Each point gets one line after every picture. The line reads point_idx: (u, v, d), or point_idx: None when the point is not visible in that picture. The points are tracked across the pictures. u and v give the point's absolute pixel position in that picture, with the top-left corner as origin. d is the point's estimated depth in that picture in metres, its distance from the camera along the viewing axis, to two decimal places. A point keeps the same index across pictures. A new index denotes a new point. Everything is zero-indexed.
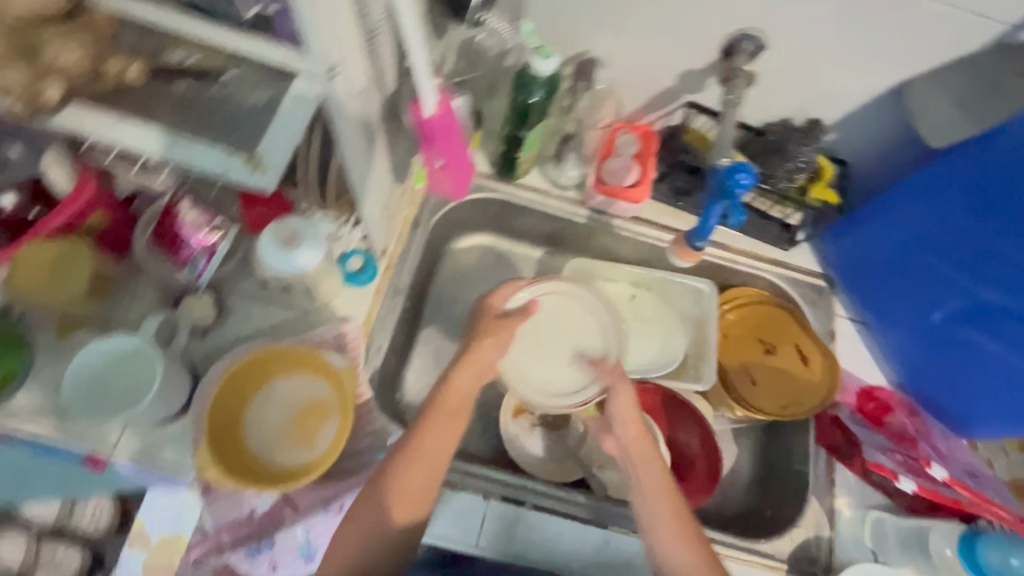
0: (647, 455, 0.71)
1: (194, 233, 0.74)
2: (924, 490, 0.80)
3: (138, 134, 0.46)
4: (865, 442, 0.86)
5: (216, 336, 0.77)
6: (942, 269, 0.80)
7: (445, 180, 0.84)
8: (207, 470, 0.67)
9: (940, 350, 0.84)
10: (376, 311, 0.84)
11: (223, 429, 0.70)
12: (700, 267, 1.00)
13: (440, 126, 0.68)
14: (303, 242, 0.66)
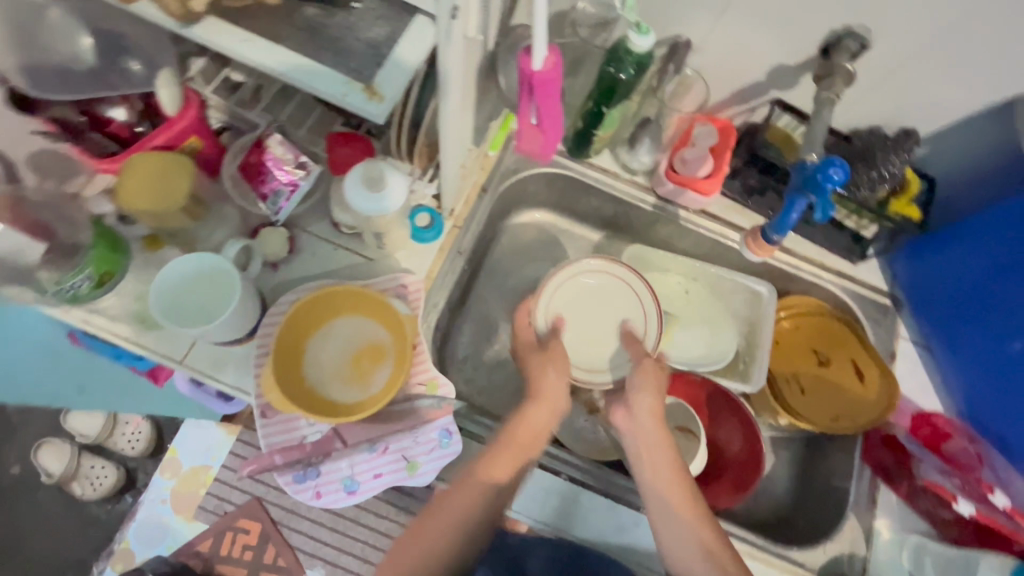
0: (657, 441, 0.71)
1: (279, 168, 0.77)
2: (982, 515, 0.78)
3: (261, 49, 0.48)
4: (921, 461, 0.84)
5: (287, 271, 0.80)
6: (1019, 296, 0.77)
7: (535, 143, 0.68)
8: (270, 392, 0.70)
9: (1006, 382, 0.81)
10: (438, 268, 0.85)
11: (286, 355, 0.72)
12: (761, 269, 0.98)
13: (545, 82, 0.54)
14: (389, 184, 0.67)
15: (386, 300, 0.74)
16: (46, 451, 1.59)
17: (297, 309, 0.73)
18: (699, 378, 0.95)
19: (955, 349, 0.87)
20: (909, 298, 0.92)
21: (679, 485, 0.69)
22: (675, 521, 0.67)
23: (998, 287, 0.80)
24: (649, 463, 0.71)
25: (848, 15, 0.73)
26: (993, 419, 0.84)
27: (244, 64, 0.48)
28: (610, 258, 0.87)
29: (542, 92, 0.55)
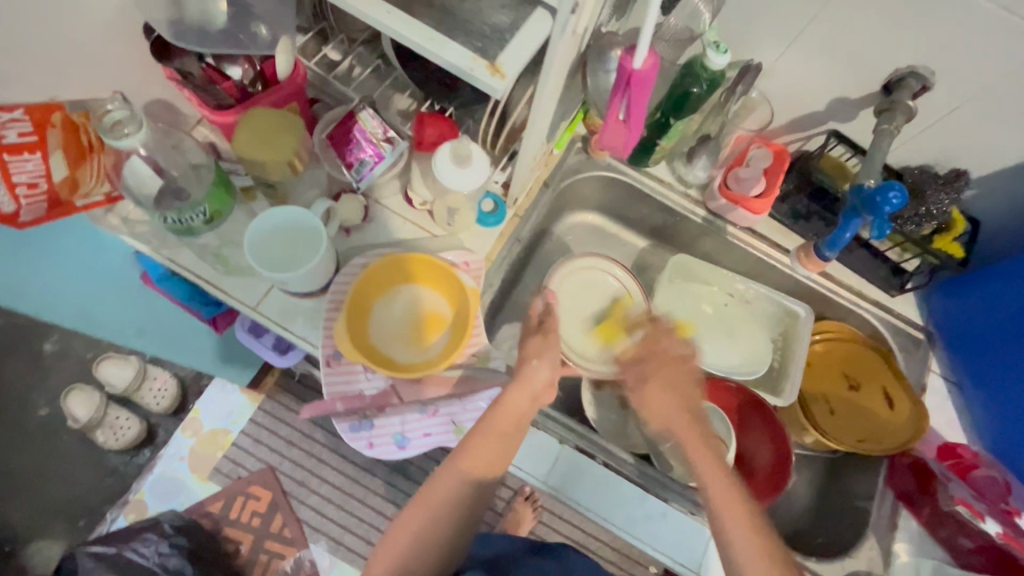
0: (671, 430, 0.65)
1: (366, 138, 0.82)
2: (1007, 536, 0.79)
3: (403, 25, 0.53)
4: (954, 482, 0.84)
5: (362, 237, 0.87)
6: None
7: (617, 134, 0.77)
8: (341, 342, 0.74)
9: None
10: (497, 252, 0.91)
11: (353, 317, 0.76)
12: (800, 292, 1.02)
13: (641, 80, 0.63)
14: (473, 165, 0.73)
15: (451, 268, 0.78)
16: (74, 398, 1.58)
17: (369, 271, 0.77)
18: (735, 386, 0.98)
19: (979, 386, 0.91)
20: (942, 334, 0.95)
21: None
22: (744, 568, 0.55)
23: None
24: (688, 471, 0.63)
25: (917, 55, 0.78)
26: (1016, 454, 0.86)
27: (384, 35, 0.53)
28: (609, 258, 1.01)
29: (637, 87, 0.64)
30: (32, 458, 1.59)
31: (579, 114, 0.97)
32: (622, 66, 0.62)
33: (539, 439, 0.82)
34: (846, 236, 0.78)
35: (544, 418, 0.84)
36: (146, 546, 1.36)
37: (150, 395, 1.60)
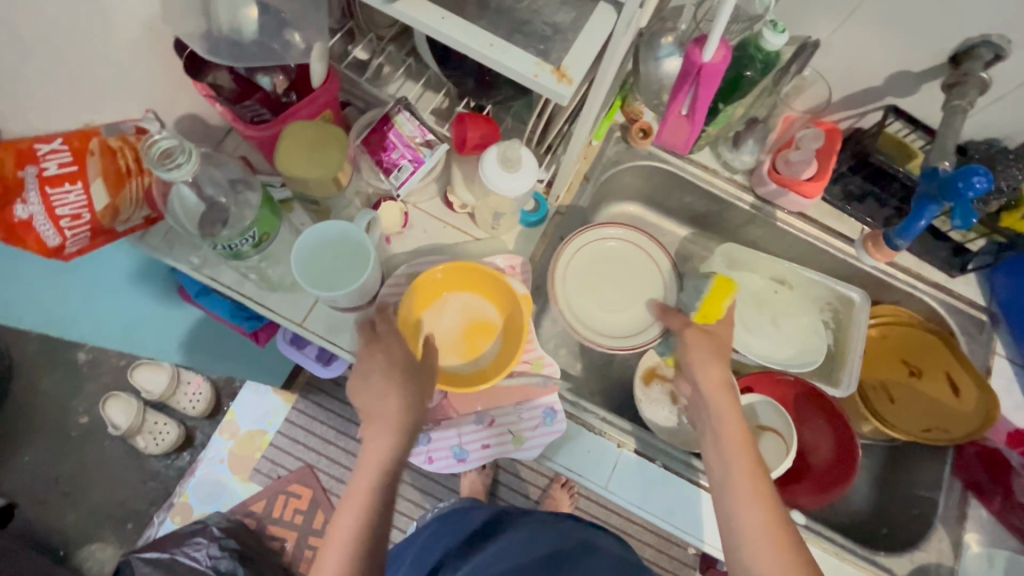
0: (728, 414, 0.66)
1: (406, 141, 0.79)
2: None
3: (465, 29, 0.50)
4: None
5: (403, 244, 0.84)
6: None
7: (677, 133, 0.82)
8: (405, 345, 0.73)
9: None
10: (541, 252, 0.88)
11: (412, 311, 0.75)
12: (854, 277, 0.98)
13: (710, 74, 0.67)
14: (522, 168, 0.70)
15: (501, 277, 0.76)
16: (113, 404, 1.58)
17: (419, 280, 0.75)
18: (792, 377, 0.94)
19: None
20: (1007, 314, 0.92)
21: None
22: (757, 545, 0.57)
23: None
24: (722, 446, 0.64)
25: (991, 23, 0.72)
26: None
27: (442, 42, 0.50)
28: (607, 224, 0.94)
29: (706, 79, 0.67)
30: (75, 465, 1.60)
31: (618, 102, 0.93)
32: (692, 59, 0.66)
33: (596, 444, 0.80)
34: (922, 224, 0.75)
35: (600, 421, 0.82)
36: (196, 549, 1.37)
37: (187, 400, 1.59)
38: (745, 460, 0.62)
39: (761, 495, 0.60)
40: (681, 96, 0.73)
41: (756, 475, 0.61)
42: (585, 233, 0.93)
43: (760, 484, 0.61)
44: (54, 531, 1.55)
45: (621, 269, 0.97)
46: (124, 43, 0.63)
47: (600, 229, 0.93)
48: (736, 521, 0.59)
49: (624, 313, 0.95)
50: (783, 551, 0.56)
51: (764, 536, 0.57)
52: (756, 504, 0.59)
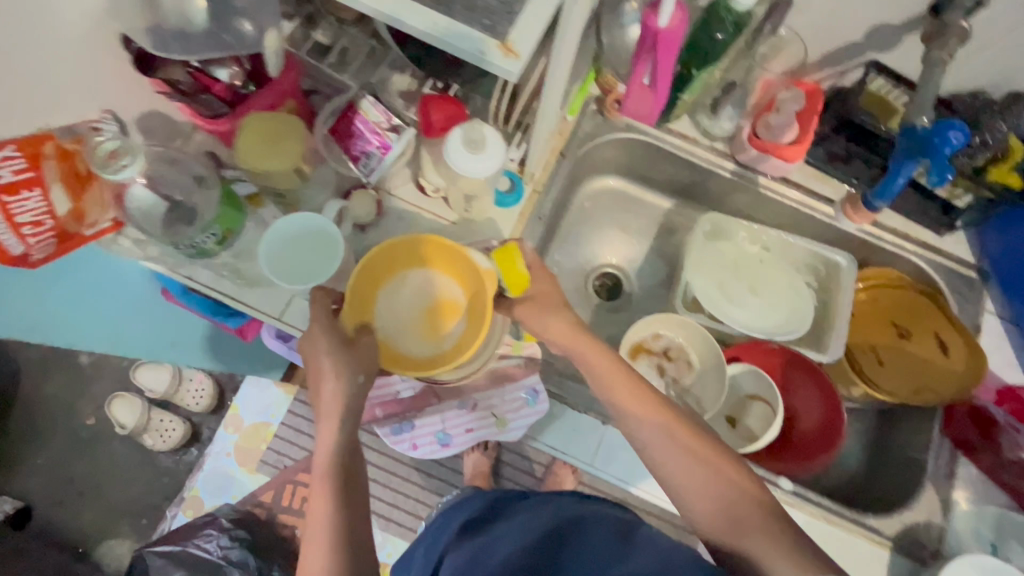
0: (586, 351, 0.70)
1: (371, 129, 0.78)
2: None
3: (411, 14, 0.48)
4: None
5: (378, 233, 0.83)
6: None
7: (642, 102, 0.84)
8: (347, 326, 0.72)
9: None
10: (519, 233, 0.87)
11: (362, 298, 0.74)
12: (841, 241, 0.96)
13: (667, 38, 0.70)
14: (487, 149, 0.69)
15: (461, 250, 0.74)
16: (119, 403, 1.62)
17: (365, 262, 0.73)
18: (778, 346, 0.94)
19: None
20: (998, 271, 0.90)
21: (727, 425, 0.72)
22: (671, 457, 0.63)
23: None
24: (603, 384, 0.69)
25: None
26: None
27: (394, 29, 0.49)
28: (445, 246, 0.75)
29: (665, 44, 0.71)
30: (86, 466, 1.63)
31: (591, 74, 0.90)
32: (648, 24, 0.70)
33: (581, 421, 0.79)
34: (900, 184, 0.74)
35: (583, 398, 0.81)
36: (209, 541, 1.40)
37: (189, 398, 1.62)
38: (622, 381, 0.68)
39: (659, 410, 0.66)
40: (642, 64, 0.77)
41: (632, 389, 0.68)
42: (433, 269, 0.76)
43: (645, 405, 0.66)
44: (71, 530, 1.58)
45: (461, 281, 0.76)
46: (74, 45, 0.62)
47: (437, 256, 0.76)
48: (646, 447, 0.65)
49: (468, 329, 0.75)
50: (693, 448, 0.63)
51: (665, 445, 0.64)
52: (650, 417, 0.66)
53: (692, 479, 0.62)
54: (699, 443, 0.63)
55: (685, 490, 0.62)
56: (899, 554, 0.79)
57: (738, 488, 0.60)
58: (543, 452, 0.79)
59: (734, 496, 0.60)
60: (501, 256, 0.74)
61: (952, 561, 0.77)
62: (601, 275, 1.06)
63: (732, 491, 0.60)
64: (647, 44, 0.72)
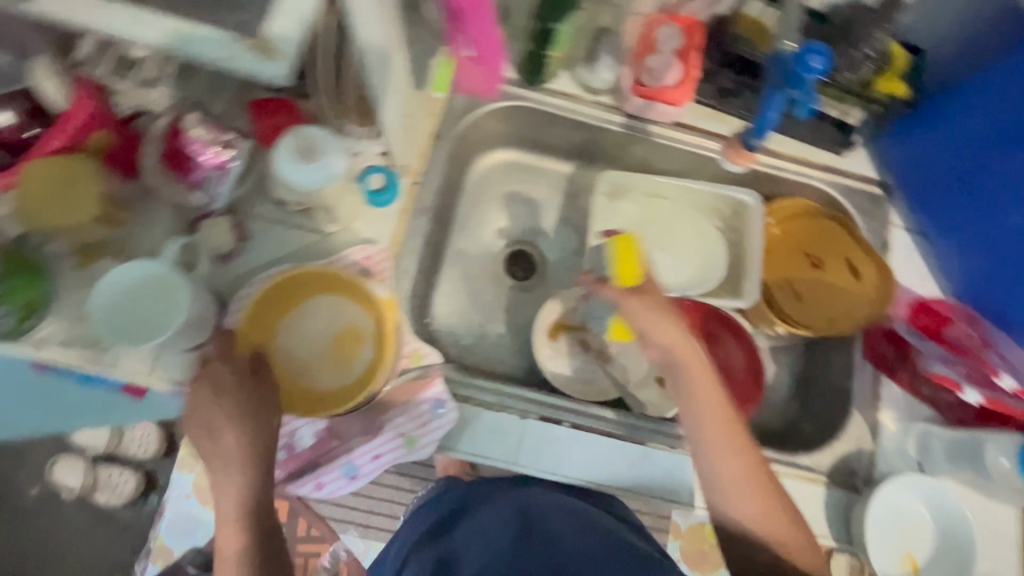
0: (715, 387, 0.70)
1: (203, 151, 0.70)
2: (990, 402, 0.76)
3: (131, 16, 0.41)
4: (925, 352, 0.81)
5: (242, 262, 0.75)
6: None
7: (475, 74, 0.81)
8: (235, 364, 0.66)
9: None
10: (402, 231, 0.80)
11: (262, 337, 0.69)
12: (744, 178, 0.92)
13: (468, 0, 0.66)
14: (323, 153, 0.61)
15: (359, 282, 0.72)
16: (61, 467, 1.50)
17: (259, 299, 0.70)
18: (692, 302, 0.89)
19: (976, 223, 0.80)
20: (902, 183, 0.88)
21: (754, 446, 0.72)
22: (737, 494, 0.69)
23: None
24: (695, 418, 0.70)
25: None
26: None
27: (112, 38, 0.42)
28: (341, 279, 0.72)
29: (470, 8, 0.67)
30: (29, 542, 1.52)
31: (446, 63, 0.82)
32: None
33: (500, 420, 0.75)
34: (771, 118, 0.70)
35: (499, 396, 0.77)
36: None
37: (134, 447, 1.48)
38: (721, 410, 0.70)
39: (741, 451, 0.69)
40: (459, 38, 0.73)
41: (730, 427, 0.69)
42: (327, 301, 0.72)
43: (740, 448, 0.69)
44: None
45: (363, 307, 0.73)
46: None
47: (337, 286, 0.72)
48: (723, 476, 0.69)
49: (373, 353, 0.71)
50: (757, 489, 0.68)
51: (743, 482, 0.68)
52: (732, 461, 0.68)
53: (744, 511, 0.69)
54: (766, 504, 0.68)
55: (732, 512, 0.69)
56: (834, 486, 0.79)
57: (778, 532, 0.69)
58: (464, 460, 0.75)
59: (773, 531, 0.68)
60: (620, 244, 0.77)
61: (883, 484, 0.77)
62: (514, 255, 0.99)
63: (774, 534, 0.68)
64: (456, 11, 0.68)
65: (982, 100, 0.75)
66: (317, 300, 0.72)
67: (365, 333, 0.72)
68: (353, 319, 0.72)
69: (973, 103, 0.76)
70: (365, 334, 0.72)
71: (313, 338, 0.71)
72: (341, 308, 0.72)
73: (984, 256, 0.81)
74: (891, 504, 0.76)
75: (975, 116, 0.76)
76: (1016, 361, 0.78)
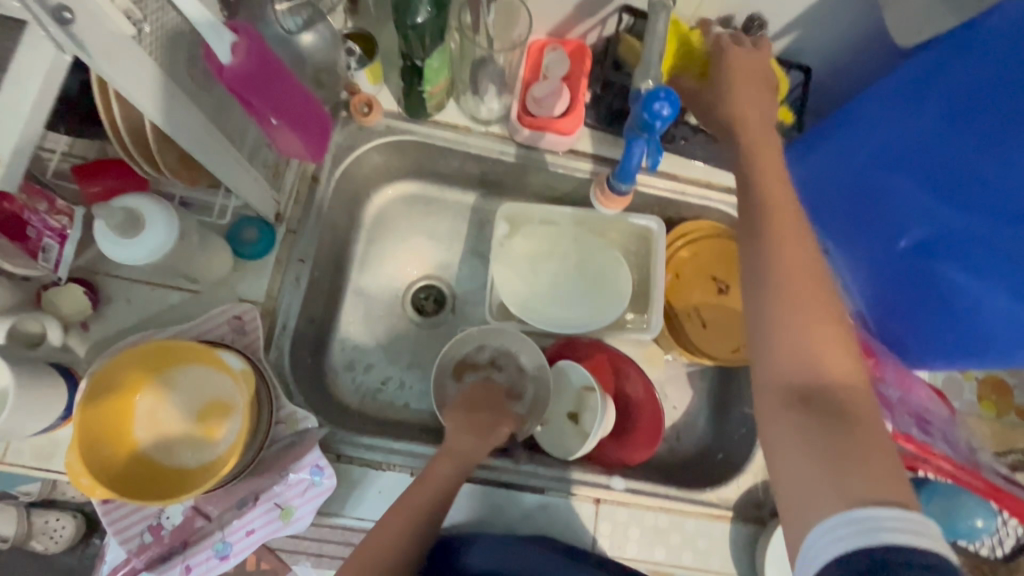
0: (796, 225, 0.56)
1: (37, 216, 0.63)
2: None
3: None
4: None
5: (100, 328, 0.70)
6: (972, 143, 0.64)
7: (295, 141, 0.61)
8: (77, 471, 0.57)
9: (929, 284, 0.70)
10: (280, 284, 0.75)
11: (96, 436, 0.60)
12: (647, 203, 0.89)
13: (250, 75, 0.49)
14: (146, 224, 0.56)
15: (215, 350, 0.65)
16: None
17: (104, 373, 0.60)
18: (590, 338, 0.90)
19: (862, 244, 0.76)
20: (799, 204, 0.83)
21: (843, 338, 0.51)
22: (793, 330, 0.51)
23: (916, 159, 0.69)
24: (774, 266, 0.54)
25: None
26: (919, 328, 0.74)
27: None
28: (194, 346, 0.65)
29: (252, 87, 0.50)
30: None
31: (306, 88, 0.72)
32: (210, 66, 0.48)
33: (389, 480, 0.72)
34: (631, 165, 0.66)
35: (388, 454, 0.73)
36: None
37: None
38: (811, 278, 0.53)
39: (814, 282, 0.53)
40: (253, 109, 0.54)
41: (815, 290, 0.52)
42: (184, 370, 0.66)
43: (809, 275, 0.53)
44: None
45: (222, 374, 0.67)
46: None
47: (193, 356, 0.65)
48: (773, 257, 0.54)
49: (236, 423, 0.67)
50: (832, 328, 0.51)
51: (804, 308, 0.52)
52: (806, 322, 0.51)
53: (792, 337, 0.51)
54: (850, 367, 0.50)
55: (771, 328, 0.52)
56: (741, 522, 0.78)
57: (831, 368, 0.50)
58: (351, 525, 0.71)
59: (822, 366, 0.50)
60: None
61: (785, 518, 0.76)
62: (422, 291, 0.95)
63: (827, 358, 0.50)
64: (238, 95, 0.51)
65: (876, 118, 0.72)
66: (168, 370, 0.66)
67: (226, 402, 0.67)
68: (213, 387, 0.67)
69: (872, 118, 0.72)
70: (227, 404, 0.67)
71: (167, 412, 0.66)
72: (198, 378, 0.67)
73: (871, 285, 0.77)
74: None
75: (872, 131, 0.73)
76: (897, 398, 0.75)
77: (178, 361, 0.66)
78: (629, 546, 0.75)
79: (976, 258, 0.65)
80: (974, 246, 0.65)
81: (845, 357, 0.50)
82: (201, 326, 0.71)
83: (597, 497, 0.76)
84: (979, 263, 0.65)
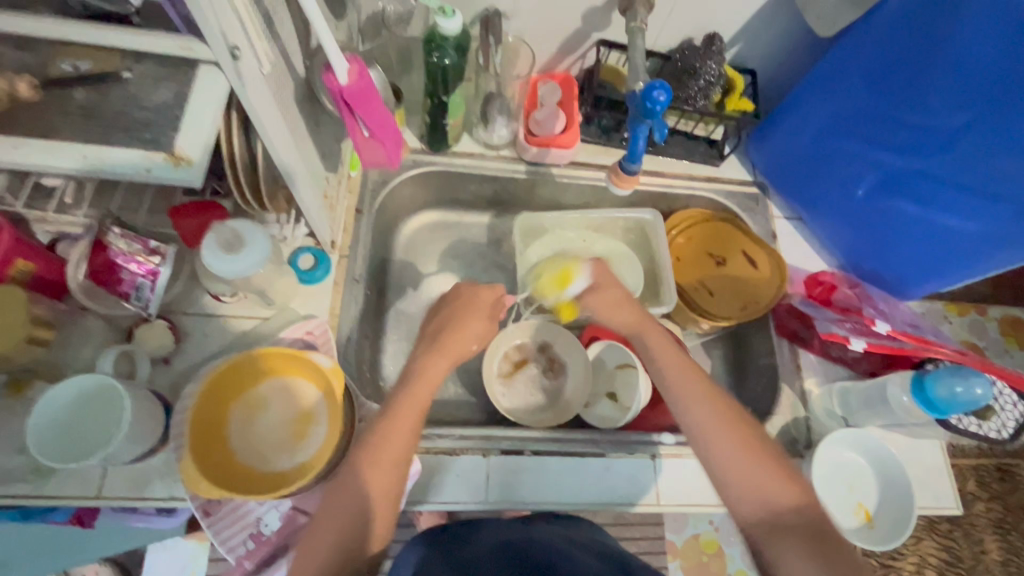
0: (685, 377, 0.67)
1: (130, 261, 0.72)
2: (874, 346, 0.85)
3: (62, 156, 0.47)
4: (818, 317, 0.90)
5: (181, 361, 0.76)
6: (922, 97, 0.74)
7: (378, 149, 0.76)
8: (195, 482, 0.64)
9: (890, 218, 0.85)
10: (338, 303, 0.83)
11: (205, 448, 0.67)
12: (643, 199, 1.03)
13: (358, 94, 0.64)
14: (245, 243, 0.66)
15: (304, 355, 0.71)
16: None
17: (212, 382, 0.69)
18: None
19: (831, 196, 0.92)
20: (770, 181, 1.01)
21: (754, 470, 0.61)
22: (739, 473, 0.61)
23: (859, 125, 0.83)
24: (704, 440, 0.63)
25: None
26: (895, 255, 0.88)
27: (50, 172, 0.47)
28: (281, 353, 0.72)
29: (358, 100, 0.65)
30: None
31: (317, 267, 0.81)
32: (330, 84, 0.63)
33: (464, 462, 0.79)
34: (640, 147, 0.84)
35: (458, 440, 0.81)
36: None
37: None
38: (731, 438, 0.63)
39: (741, 437, 0.63)
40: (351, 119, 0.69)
41: (741, 448, 0.62)
42: (271, 383, 0.73)
43: (730, 427, 0.63)
44: None
45: (306, 383, 0.73)
46: None
47: (281, 364, 0.72)
48: (695, 428, 0.64)
49: (323, 427, 0.72)
50: (749, 455, 0.62)
51: (728, 450, 0.62)
52: (740, 465, 0.61)
53: (745, 479, 0.61)
54: (788, 493, 0.60)
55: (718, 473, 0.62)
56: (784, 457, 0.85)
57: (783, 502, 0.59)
58: (434, 510, 0.77)
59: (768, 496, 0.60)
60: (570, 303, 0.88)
61: (821, 448, 0.84)
62: None
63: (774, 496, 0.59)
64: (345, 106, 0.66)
65: (816, 93, 0.87)
66: (262, 383, 0.73)
67: (309, 408, 0.72)
68: (298, 395, 0.73)
69: (817, 92, 0.87)
70: (309, 411, 0.72)
71: (261, 423, 0.72)
72: (284, 388, 0.73)
73: (848, 230, 0.93)
74: (829, 462, 0.83)
75: (819, 107, 0.87)
76: (887, 311, 0.93)
77: (269, 371, 0.73)
78: (686, 495, 0.82)
79: (929, 195, 0.79)
80: (925, 185, 0.79)
81: (766, 478, 0.60)
82: (275, 344, 0.78)
83: (652, 452, 0.84)
84: (934, 198, 0.78)
